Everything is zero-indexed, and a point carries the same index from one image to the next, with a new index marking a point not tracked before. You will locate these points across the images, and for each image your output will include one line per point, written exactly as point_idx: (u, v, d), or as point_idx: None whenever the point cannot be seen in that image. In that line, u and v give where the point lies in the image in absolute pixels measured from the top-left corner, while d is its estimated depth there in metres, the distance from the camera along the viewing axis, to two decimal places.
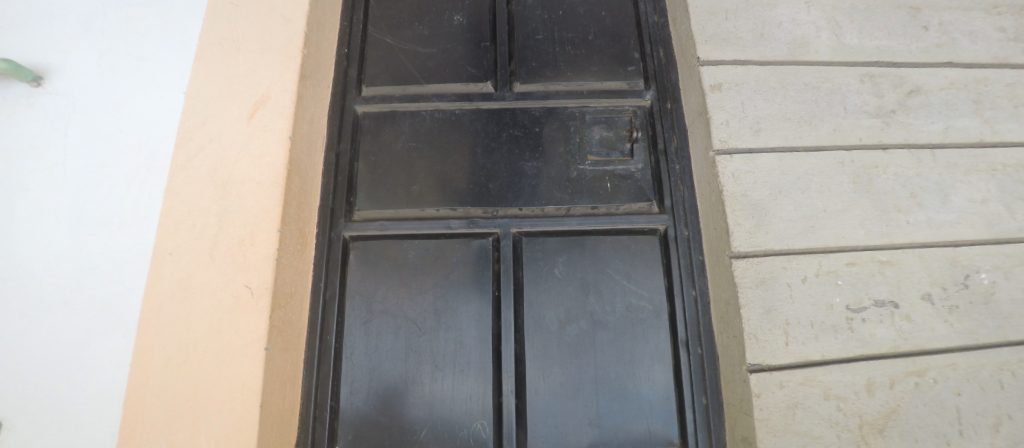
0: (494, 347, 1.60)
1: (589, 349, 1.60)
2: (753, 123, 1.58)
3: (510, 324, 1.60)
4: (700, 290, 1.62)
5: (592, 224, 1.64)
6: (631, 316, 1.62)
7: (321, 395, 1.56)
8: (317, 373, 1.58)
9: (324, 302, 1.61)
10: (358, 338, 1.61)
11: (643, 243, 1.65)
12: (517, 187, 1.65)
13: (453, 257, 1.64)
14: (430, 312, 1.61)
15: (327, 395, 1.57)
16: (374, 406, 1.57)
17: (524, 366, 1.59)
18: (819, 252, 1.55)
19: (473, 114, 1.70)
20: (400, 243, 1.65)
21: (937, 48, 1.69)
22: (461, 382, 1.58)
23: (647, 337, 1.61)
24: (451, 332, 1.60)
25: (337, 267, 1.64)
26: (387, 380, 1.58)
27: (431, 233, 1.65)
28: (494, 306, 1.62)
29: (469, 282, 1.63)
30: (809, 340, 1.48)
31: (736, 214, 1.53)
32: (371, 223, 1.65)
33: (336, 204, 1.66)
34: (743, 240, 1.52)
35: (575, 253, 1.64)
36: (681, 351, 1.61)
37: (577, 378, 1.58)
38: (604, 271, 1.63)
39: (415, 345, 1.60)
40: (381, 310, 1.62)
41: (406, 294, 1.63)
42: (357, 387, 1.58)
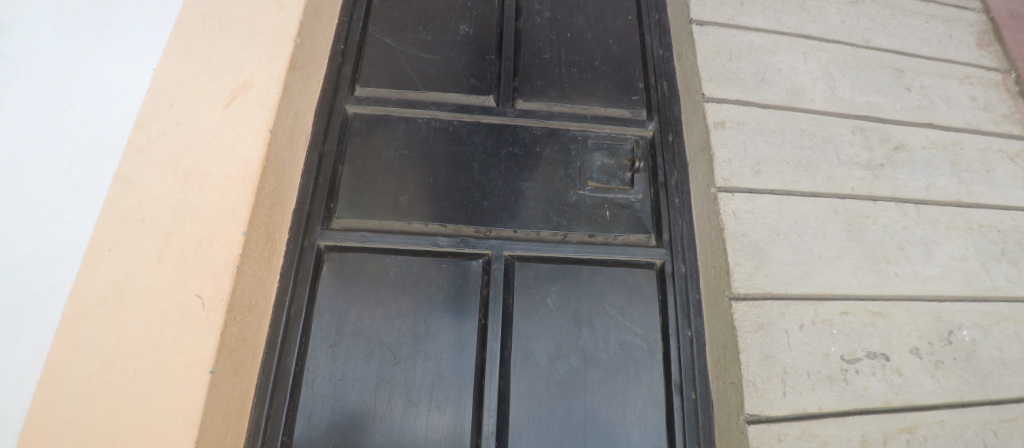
0: (476, 381, 1.45)
1: (579, 388, 1.48)
2: (753, 164, 1.56)
3: (496, 356, 1.46)
4: (696, 330, 1.55)
5: (588, 252, 1.56)
6: (624, 354, 1.52)
7: (273, 427, 1.37)
8: (270, 400, 1.39)
9: (287, 319, 1.43)
10: (323, 362, 1.43)
11: (639, 276, 1.58)
12: (513, 207, 1.56)
13: (438, 278, 1.50)
14: (408, 338, 1.45)
15: (280, 427, 1.37)
16: (334, 441, 1.38)
17: (507, 405, 1.45)
18: (815, 298, 1.50)
19: (472, 127, 1.61)
20: (381, 258, 1.50)
21: (919, 109, 1.78)
22: (435, 419, 1.41)
23: (640, 378, 1.52)
24: (429, 362, 1.44)
25: (308, 280, 1.46)
26: (351, 412, 1.40)
27: (416, 250, 1.51)
28: (479, 335, 1.48)
29: (453, 307, 1.48)
30: (805, 391, 1.40)
31: (736, 255, 1.48)
32: (350, 233, 1.50)
33: (314, 209, 1.50)
34: (743, 281, 1.46)
35: (569, 283, 1.54)
36: (674, 396, 1.51)
37: (564, 421, 1.45)
38: (599, 305, 1.54)
39: (388, 374, 1.43)
40: (352, 332, 1.45)
41: (383, 316, 1.46)
42: (317, 418, 1.40)
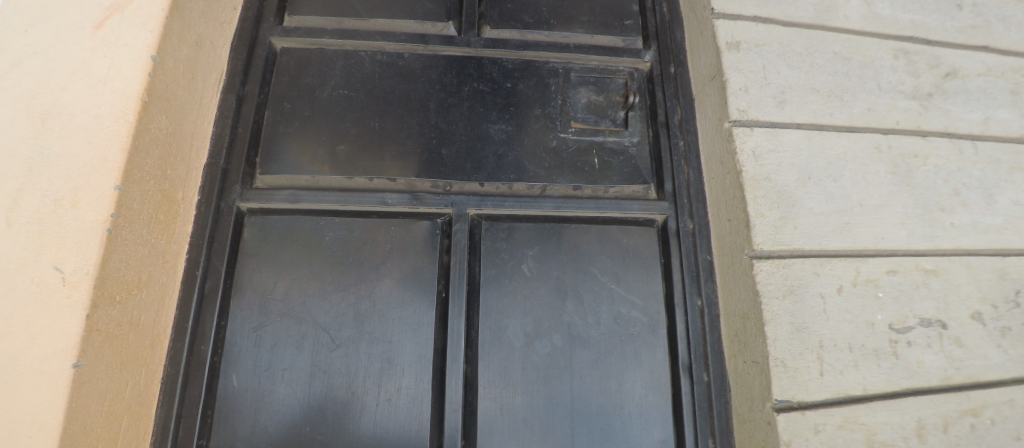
0: (436, 365, 1.18)
1: (564, 372, 1.20)
2: (776, 92, 1.26)
3: (459, 336, 1.18)
4: (706, 298, 1.26)
5: (573, 208, 1.27)
6: (619, 329, 1.24)
7: (184, 430, 1.11)
8: (181, 398, 1.12)
9: (200, 299, 1.17)
10: (245, 350, 1.17)
11: (636, 236, 1.30)
12: (479, 155, 1.27)
13: (387, 243, 1.21)
14: (349, 317, 1.17)
15: (193, 430, 1.11)
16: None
17: (475, 396, 1.18)
18: (855, 254, 1.19)
19: (427, 61, 1.32)
20: (317, 221, 1.22)
21: (973, 29, 1.46)
22: (386, 414, 1.14)
23: (640, 360, 1.23)
24: (377, 345, 1.17)
25: (225, 251, 1.20)
26: (281, 411, 1.14)
27: (359, 210, 1.23)
28: (438, 311, 1.20)
29: (408, 277, 1.20)
30: (845, 369, 1.11)
31: (757, 203, 1.17)
32: (278, 192, 1.22)
33: (234, 164, 1.23)
34: (766, 235, 1.16)
35: (550, 246, 1.25)
36: (682, 378, 1.23)
37: (545, 413, 1.18)
38: (586, 271, 1.25)
39: (325, 363, 1.16)
40: (281, 313, 1.17)
41: (318, 291, 1.18)
42: (239, 420, 1.14)
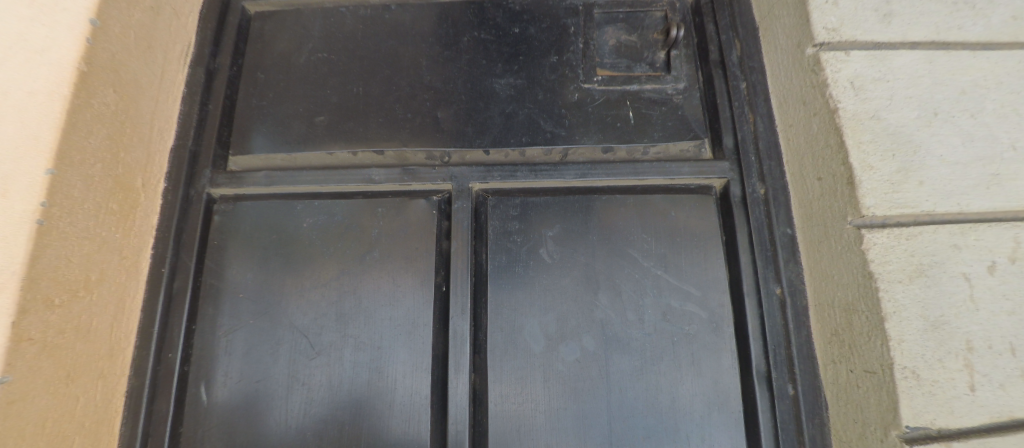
0: (437, 376, 0.94)
1: (598, 384, 0.93)
2: (879, 3, 0.93)
3: (462, 340, 0.94)
4: (787, 285, 0.95)
5: (602, 175, 1.00)
6: (670, 328, 0.96)
7: None
8: (144, 422, 0.94)
9: (168, 303, 0.99)
10: (218, 360, 0.98)
11: (685, 208, 1.01)
12: (482, 116, 1.04)
13: (373, 227, 0.99)
14: (330, 318, 0.96)
15: None
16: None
17: (484, 414, 0.93)
18: (1015, 217, 0.83)
19: (416, 11, 1.12)
20: (293, 205, 1.02)
21: None
22: (379, 436, 0.92)
23: (700, 369, 0.95)
24: (364, 352, 0.94)
25: (195, 245, 1.02)
26: (255, 434, 0.94)
27: (342, 190, 1.03)
28: (438, 310, 0.96)
29: (400, 269, 0.97)
30: (1009, 382, 0.77)
31: (865, 151, 0.84)
32: (251, 174, 1.05)
33: (204, 144, 1.07)
34: (879, 195, 0.83)
35: (576, 225, 0.99)
36: (757, 388, 0.94)
37: (574, 437, 0.92)
38: (622, 255, 0.98)
39: (303, 375, 0.95)
40: (255, 316, 0.99)
41: (294, 287, 0.98)
42: (211, 445, 0.95)
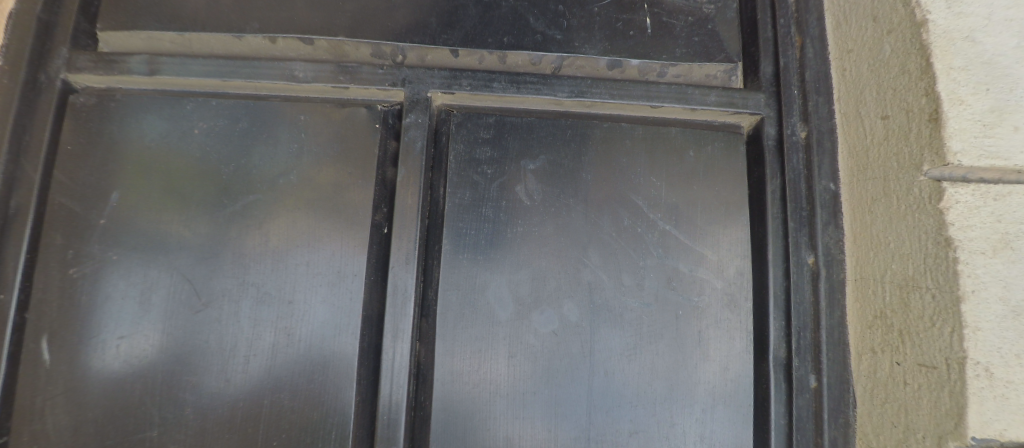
0: (366, 343, 0.71)
1: (578, 364, 0.72)
2: None
3: (406, 296, 0.71)
4: (821, 254, 0.75)
5: (603, 96, 0.77)
6: (675, 298, 0.75)
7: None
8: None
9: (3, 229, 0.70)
10: (70, 310, 0.70)
11: (710, 148, 0.79)
12: (451, 4, 0.78)
13: (292, 140, 0.73)
14: (225, 259, 0.71)
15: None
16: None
17: (428, 393, 0.71)
18: None
19: None
20: (185, 103, 0.73)
21: None
22: (286, 417, 0.69)
23: (707, 350, 0.75)
24: (269, 307, 0.70)
25: (42, 153, 0.72)
26: (115, 407, 0.69)
27: (256, 90, 0.75)
28: (374, 257, 0.72)
29: (326, 200, 0.72)
30: None
31: (957, 79, 0.62)
32: (125, 57, 0.75)
33: (63, 13, 0.76)
34: (969, 139, 0.61)
35: (566, 158, 0.76)
36: (773, 377, 0.74)
37: (542, 429, 0.71)
38: (623, 201, 0.76)
39: (183, 331, 0.70)
40: (121, 249, 0.71)
41: (178, 215, 0.71)
42: (54, 420, 0.69)
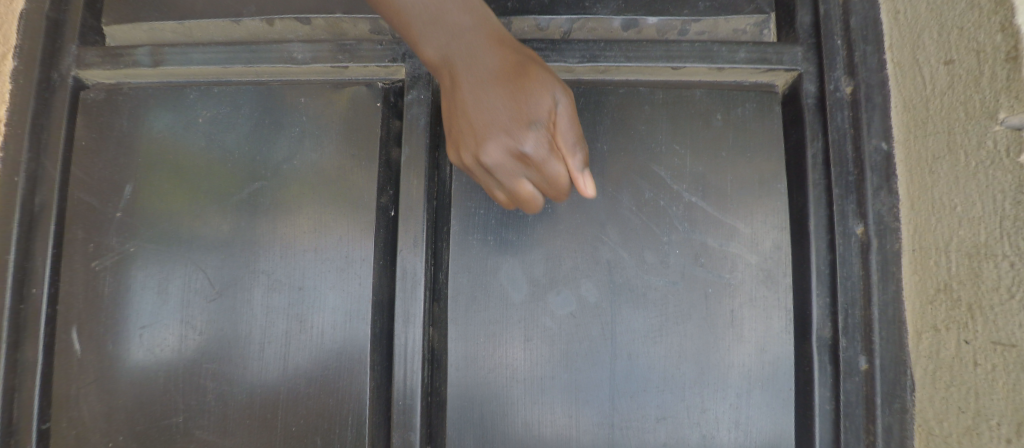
0: (377, 330, 0.69)
1: (600, 348, 0.68)
2: None
3: (416, 280, 0.68)
4: (872, 222, 0.67)
5: (618, 59, 0.71)
6: (704, 276, 0.69)
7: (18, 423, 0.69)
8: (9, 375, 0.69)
9: (30, 225, 0.72)
10: (98, 301, 0.72)
11: (738, 110, 0.72)
12: None
13: (294, 124, 0.73)
14: (238, 247, 0.70)
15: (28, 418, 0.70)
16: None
17: (444, 378, 0.70)
18: None
19: None
20: (189, 92, 0.75)
21: None
22: (303, 403, 0.68)
23: (742, 329, 0.69)
24: (280, 294, 0.70)
25: (59, 149, 0.73)
26: (140, 394, 0.70)
27: (257, 77, 0.75)
28: (381, 242, 0.70)
29: (330, 183, 0.71)
30: None
31: None
32: (130, 50, 0.74)
33: (70, 9, 0.76)
34: None
35: (580, 128, 0.72)
36: (817, 360, 0.67)
37: (562, 415, 0.68)
38: (641, 173, 0.71)
39: (200, 319, 0.70)
40: (139, 240, 0.72)
41: (190, 205, 0.72)
42: (87, 407, 0.70)
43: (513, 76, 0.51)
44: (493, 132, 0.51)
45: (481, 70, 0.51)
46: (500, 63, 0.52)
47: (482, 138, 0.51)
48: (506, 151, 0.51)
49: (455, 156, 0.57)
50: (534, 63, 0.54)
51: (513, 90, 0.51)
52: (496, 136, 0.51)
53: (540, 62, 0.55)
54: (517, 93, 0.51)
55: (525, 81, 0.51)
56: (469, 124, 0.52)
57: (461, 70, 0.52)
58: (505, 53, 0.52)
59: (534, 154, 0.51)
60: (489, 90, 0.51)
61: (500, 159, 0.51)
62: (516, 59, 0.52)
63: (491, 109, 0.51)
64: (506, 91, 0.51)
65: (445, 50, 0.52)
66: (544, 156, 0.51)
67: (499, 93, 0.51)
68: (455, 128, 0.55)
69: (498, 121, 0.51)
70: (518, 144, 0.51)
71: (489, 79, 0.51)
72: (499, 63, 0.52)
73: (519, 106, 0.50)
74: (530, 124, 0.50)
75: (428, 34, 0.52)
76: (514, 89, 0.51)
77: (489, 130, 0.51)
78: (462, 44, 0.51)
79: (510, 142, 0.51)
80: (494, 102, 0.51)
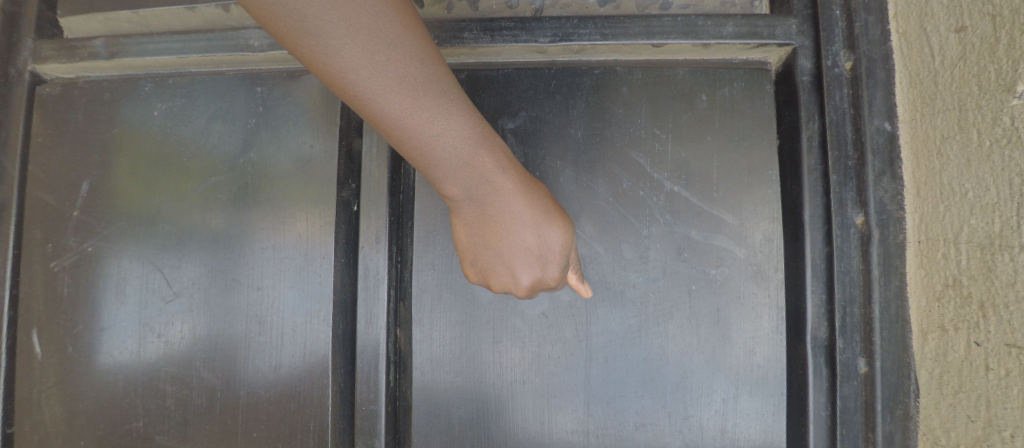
0: (341, 331, 0.65)
1: (574, 350, 0.65)
2: None
3: (379, 279, 0.64)
4: (873, 211, 0.59)
5: (593, 37, 0.65)
6: (687, 271, 0.65)
7: None
8: None
9: None
10: (57, 302, 0.70)
11: (724, 90, 0.66)
12: None
13: (250, 115, 0.69)
14: (197, 246, 0.68)
15: None
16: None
17: (411, 381, 0.67)
18: None
19: None
20: (144, 84, 0.71)
21: None
22: (264, 408, 0.66)
23: (725, 328, 0.64)
24: (239, 295, 0.67)
25: (18, 147, 0.70)
26: (104, 399, 0.68)
27: (215, 66, 0.70)
28: (343, 239, 0.66)
29: (289, 178, 0.67)
30: None
31: None
32: (86, 42, 0.70)
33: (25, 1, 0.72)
34: None
35: (550, 114, 0.68)
36: (811, 362, 0.62)
37: (534, 421, 0.65)
38: (617, 162, 0.66)
39: (162, 322, 0.68)
40: (97, 240, 0.69)
41: (146, 202, 0.69)
42: (49, 412, 0.69)
43: (539, 217, 0.53)
44: (525, 269, 0.54)
45: (509, 213, 0.52)
46: (529, 207, 0.52)
47: (515, 272, 0.54)
48: (535, 281, 0.54)
49: (476, 278, 0.57)
50: (546, 195, 0.55)
51: (542, 232, 0.53)
52: (528, 271, 0.54)
53: (541, 185, 0.55)
54: (542, 234, 0.53)
55: (551, 223, 0.53)
56: (501, 259, 0.54)
57: (490, 208, 0.52)
58: (529, 193, 0.52)
59: (556, 283, 0.55)
60: (518, 233, 0.52)
61: (531, 286, 0.54)
62: (542, 198, 0.53)
63: (524, 250, 0.53)
64: (535, 233, 0.52)
65: (472, 191, 0.50)
66: (565, 280, 0.55)
67: (528, 235, 0.52)
68: (479, 254, 0.55)
69: (530, 259, 0.53)
70: (547, 276, 0.54)
71: (521, 224, 0.52)
72: (526, 208, 0.52)
73: (550, 247, 0.53)
74: (559, 261, 0.53)
75: (456, 175, 0.49)
76: (542, 231, 0.53)
77: (520, 264, 0.53)
78: (489, 189, 0.50)
79: (539, 275, 0.54)
80: (526, 243, 0.53)
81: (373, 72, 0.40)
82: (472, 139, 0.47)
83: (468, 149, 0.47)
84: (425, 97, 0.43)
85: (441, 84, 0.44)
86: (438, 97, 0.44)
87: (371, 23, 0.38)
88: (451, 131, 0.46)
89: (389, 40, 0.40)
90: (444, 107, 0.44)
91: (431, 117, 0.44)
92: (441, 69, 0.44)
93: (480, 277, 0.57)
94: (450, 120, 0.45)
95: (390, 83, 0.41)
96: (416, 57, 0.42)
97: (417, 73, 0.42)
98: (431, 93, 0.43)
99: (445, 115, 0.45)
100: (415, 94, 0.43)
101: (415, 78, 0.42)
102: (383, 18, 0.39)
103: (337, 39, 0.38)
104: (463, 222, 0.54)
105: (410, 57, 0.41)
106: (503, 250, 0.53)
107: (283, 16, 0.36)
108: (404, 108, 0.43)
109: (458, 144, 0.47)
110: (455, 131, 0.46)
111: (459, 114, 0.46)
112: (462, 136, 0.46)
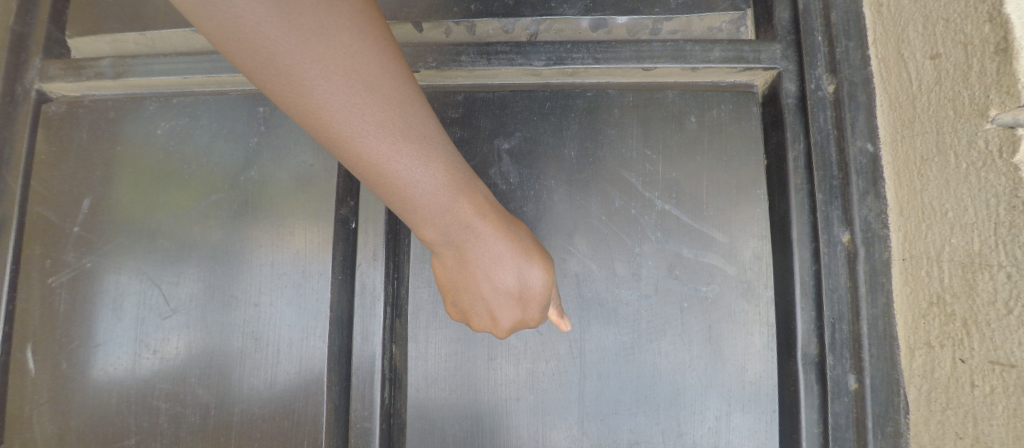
0: (336, 347, 0.66)
1: (570, 367, 0.66)
2: None
3: (375, 294, 0.65)
4: (858, 230, 0.61)
5: (586, 61, 0.67)
6: (679, 289, 0.66)
7: None
8: None
9: None
10: (54, 319, 0.70)
11: (714, 110, 0.68)
12: None
13: (250, 134, 0.70)
14: (195, 262, 0.69)
15: None
16: None
17: (405, 396, 0.67)
18: None
19: None
20: (147, 102, 0.73)
21: None
22: (257, 426, 0.66)
23: (716, 346, 0.65)
24: (235, 311, 0.67)
25: (19, 164, 0.71)
26: (96, 416, 0.68)
27: (219, 86, 0.72)
28: (340, 255, 0.67)
29: (288, 195, 0.68)
30: None
31: None
32: (93, 62, 0.72)
33: (34, 22, 0.74)
34: None
35: (544, 134, 0.70)
36: (802, 379, 0.62)
37: (528, 439, 0.66)
38: (609, 180, 0.68)
39: (157, 336, 0.68)
40: (95, 255, 0.70)
41: (147, 220, 0.70)
42: (41, 429, 0.69)
43: (519, 262, 0.54)
44: (506, 312, 0.56)
45: (487, 257, 0.53)
46: (508, 251, 0.53)
47: (494, 314, 0.56)
48: (516, 322, 0.56)
49: (457, 318, 0.59)
50: (526, 237, 0.56)
51: (521, 274, 0.54)
52: (508, 313, 0.56)
53: (523, 226, 0.57)
54: (522, 277, 0.54)
55: (531, 264, 0.54)
56: (480, 300, 0.56)
57: (468, 252, 0.53)
58: (509, 237, 0.53)
59: (537, 322, 0.57)
60: (496, 276, 0.54)
61: (511, 328, 0.57)
62: (521, 243, 0.54)
63: (503, 292, 0.54)
64: (515, 275, 0.54)
65: (449, 235, 0.51)
66: (545, 319, 0.58)
67: (508, 279, 0.54)
68: (459, 296, 0.57)
69: (510, 302, 0.55)
70: (527, 316, 0.56)
71: (499, 269, 0.53)
72: (507, 253, 0.53)
73: (530, 289, 0.54)
74: (540, 302, 0.55)
75: (433, 219, 0.49)
76: (522, 274, 0.54)
77: (500, 307, 0.55)
78: (467, 233, 0.51)
79: (520, 316, 0.56)
80: (505, 285, 0.54)
81: (348, 115, 0.39)
82: (451, 185, 0.48)
83: (446, 195, 0.47)
84: (403, 143, 0.43)
85: (421, 129, 0.44)
86: (416, 143, 0.44)
87: (348, 66, 0.38)
88: (430, 177, 0.46)
89: (367, 83, 0.39)
90: (423, 153, 0.44)
91: (409, 163, 0.44)
92: (421, 113, 0.44)
93: (461, 316, 0.59)
94: (429, 166, 0.45)
95: (367, 127, 0.41)
96: (396, 101, 0.41)
97: (396, 117, 0.42)
98: (410, 139, 0.43)
99: (424, 162, 0.45)
100: (394, 139, 0.42)
101: (394, 122, 0.42)
102: (362, 60, 0.38)
103: (310, 80, 0.37)
104: (443, 266, 0.56)
105: (388, 100, 0.41)
106: (482, 293, 0.55)
107: (253, 53, 0.35)
108: (380, 151, 0.42)
109: (436, 191, 0.47)
110: (434, 177, 0.46)
111: (438, 159, 0.46)
112: (441, 182, 0.46)
